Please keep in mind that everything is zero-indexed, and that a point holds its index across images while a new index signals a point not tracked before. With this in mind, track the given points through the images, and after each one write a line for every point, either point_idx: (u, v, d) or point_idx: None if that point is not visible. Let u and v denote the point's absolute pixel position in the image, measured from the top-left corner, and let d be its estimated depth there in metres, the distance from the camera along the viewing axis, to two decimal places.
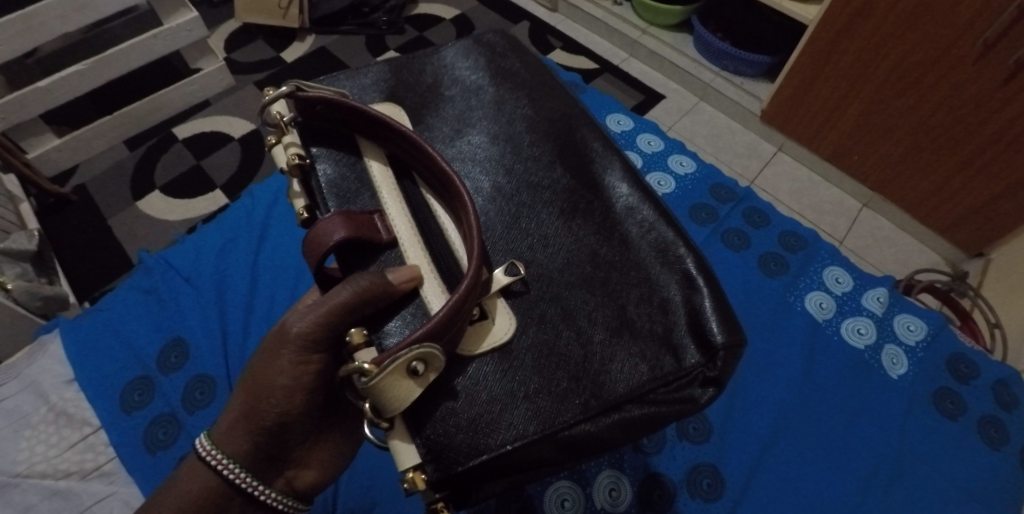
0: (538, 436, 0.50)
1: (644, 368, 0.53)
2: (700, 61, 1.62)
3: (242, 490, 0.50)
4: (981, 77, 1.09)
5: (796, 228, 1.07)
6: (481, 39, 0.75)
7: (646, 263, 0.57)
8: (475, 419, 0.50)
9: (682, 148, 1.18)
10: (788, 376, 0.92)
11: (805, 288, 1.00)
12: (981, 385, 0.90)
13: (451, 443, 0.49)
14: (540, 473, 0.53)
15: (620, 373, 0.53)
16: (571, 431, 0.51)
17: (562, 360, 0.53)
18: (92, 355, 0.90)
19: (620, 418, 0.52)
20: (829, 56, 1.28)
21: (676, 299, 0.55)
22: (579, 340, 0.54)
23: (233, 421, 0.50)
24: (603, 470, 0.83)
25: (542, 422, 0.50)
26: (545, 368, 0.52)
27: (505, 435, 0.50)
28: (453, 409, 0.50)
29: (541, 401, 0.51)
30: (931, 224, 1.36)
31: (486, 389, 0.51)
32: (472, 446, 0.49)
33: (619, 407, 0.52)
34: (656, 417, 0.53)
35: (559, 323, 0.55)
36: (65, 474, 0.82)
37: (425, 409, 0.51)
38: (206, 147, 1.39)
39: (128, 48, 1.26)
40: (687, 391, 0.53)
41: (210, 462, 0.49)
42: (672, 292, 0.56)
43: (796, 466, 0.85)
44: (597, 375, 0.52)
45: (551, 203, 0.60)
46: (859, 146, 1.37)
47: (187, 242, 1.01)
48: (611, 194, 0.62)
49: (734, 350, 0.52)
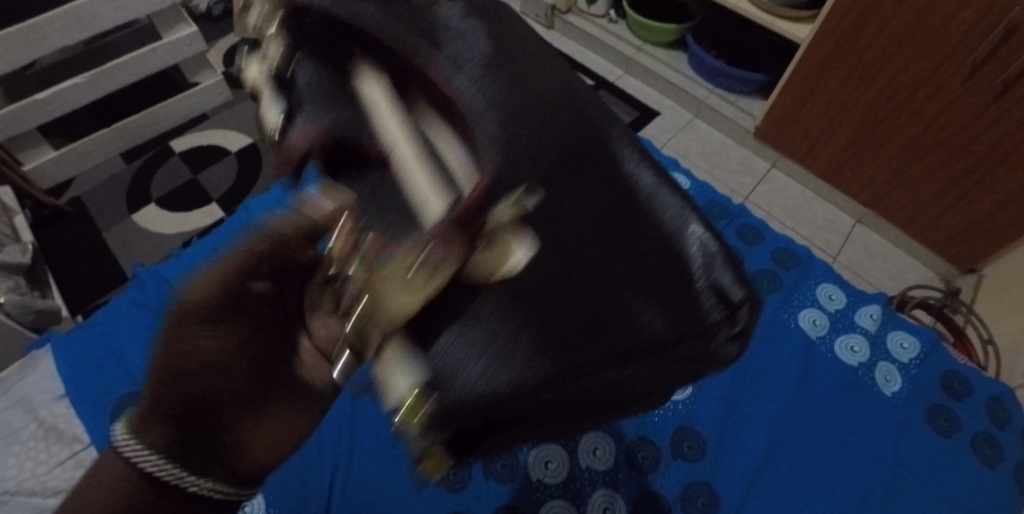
0: (556, 375, 0.38)
1: (666, 318, 0.42)
2: (694, 78, 1.64)
3: (161, 482, 0.29)
4: (970, 95, 1.11)
5: (789, 245, 1.08)
6: None
7: (655, 204, 0.45)
8: (481, 351, 0.38)
9: (675, 165, 1.19)
10: (783, 393, 0.92)
11: (798, 305, 1.01)
12: (975, 402, 0.90)
13: (457, 377, 0.37)
14: (552, 424, 0.42)
15: (644, 318, 0.42)
16: (594, 376, 0.40)
17: (578, 293, 0.42)
18: (84, 370, 0.89)
19: (641, 367, 0.42)
20: (822, 75, 1.30)
21: (693, 250, 0.44)
22: (595, 276, 0.43)
23: (147, 391, 0.31)
24: (598, 488, 0.83)
25: (559, 359, 0.39)
26: (557, 301, 0.41)
27: (516, 371, 0.37)
28: (451, 338, 0.38)
29: (557, 337, 0.40)
30: (924, 240, 1.37)
31: (489, 314, 0.38)
32: (477, 384, 0.37)
33: (644, 356, 0.42)
34: (672, 371, 0.44)
35: (574, 255, 0.43)
36: (52, 493, 0.79)
37: (417, 330, 0.37)
38: (204, 161, 1.40)
39: (128, 61, 1.26)
40: (704, 345, 0.43)
41: (122, 452, 0.30)
42: (686, 237, 0.45)
43: (791, 484, 0.85)
44: (616, 319, 0.42)
45: (548, 117, 0.45)
46: (851, 162, 1.38)
47: (182, 257, 1.02)
48: (605, 125, 0.48)
49: (751, 302, 0.44)
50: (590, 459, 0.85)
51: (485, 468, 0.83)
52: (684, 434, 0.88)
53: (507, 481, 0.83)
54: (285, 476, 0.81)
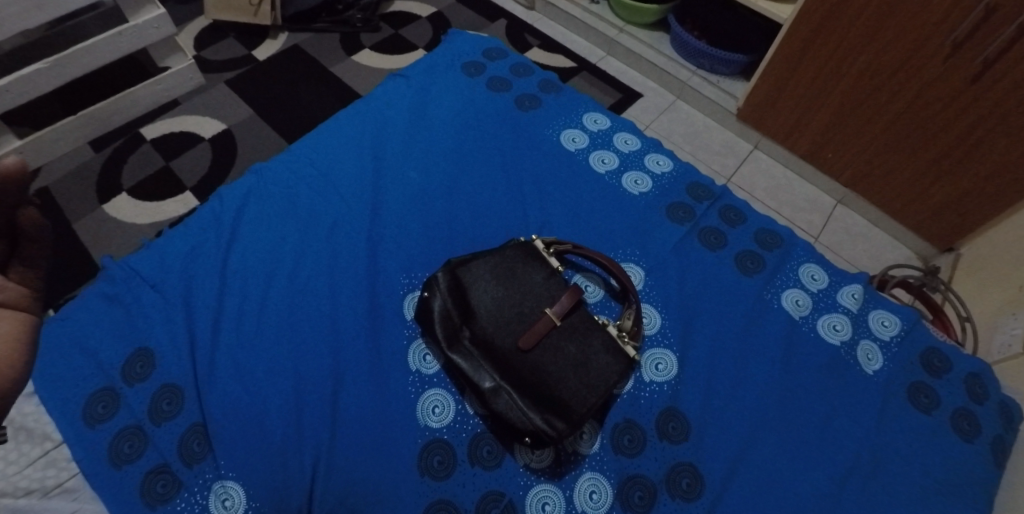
0: (510, 394, 0.82)
1: (528, 411, 0.81)
2: (677, 59, 1.62)
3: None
4: (952, 74, 1.11)
5: (771, 226, 1.08)
6: (537, 247, 0.96)
7: (519, 392, 0.83)
8: (525, 384, 0.84)
9: (658, 148, 1.18)
10: (767, 375, 0.92)
11: (781, 286, 1.01)
12: (953, 379, 0.92)
13: (533, 394, 0.83)
14: (519, 425, 0.81)
15: (507, 407, 0.82)
16: (512, 409, 0.81)
17: (527, 388, 0.83)
18: (49, 366, 0.82)
19: (508, 400, 0.82)
20: (804, 55, 1.29)
21: (497, 388, 0.83)
22: (525, 391, 0.83)
23: None
24: (583, 473, 0.83)
25: (520, 390, 0.83)
26: (525, 389, 0.83)
27: (520, 400, 0.82)
28: (517, 389, 0.83)
29: (517, 398, 0.82)
30: (902, 219, 1.38)
31: (531, 379, 0.84)
32: (552, 403, 0.83)
33: (506, 395, 0.82)
34: (523, 407, 0.82)
35: (529, 392, 0.83)
36: (24, 493, 0.74)
37: (525, 386, 0.84)
38: (176, 149, 1.38)
39: (92, 45, 1.21)
40: (507, 402, 0.82)
41: None
42: (507, 391, 0.83)
43: (774, 463, 0.85)
44: (536, 391, 0.83)
45: (559, 365, 0.85)
46: (833, 144, 1.38)
47: (153, 247, 0.94)
48: (536, 372, 0.85)
49: (498, 391, 0.83)
50: (575, 442, 0.85)
51: (469, 454, 0.83)
52: (670, 415, 0.88)
53: (493, 467, 0.82)
54: (265, 469, 0.79)
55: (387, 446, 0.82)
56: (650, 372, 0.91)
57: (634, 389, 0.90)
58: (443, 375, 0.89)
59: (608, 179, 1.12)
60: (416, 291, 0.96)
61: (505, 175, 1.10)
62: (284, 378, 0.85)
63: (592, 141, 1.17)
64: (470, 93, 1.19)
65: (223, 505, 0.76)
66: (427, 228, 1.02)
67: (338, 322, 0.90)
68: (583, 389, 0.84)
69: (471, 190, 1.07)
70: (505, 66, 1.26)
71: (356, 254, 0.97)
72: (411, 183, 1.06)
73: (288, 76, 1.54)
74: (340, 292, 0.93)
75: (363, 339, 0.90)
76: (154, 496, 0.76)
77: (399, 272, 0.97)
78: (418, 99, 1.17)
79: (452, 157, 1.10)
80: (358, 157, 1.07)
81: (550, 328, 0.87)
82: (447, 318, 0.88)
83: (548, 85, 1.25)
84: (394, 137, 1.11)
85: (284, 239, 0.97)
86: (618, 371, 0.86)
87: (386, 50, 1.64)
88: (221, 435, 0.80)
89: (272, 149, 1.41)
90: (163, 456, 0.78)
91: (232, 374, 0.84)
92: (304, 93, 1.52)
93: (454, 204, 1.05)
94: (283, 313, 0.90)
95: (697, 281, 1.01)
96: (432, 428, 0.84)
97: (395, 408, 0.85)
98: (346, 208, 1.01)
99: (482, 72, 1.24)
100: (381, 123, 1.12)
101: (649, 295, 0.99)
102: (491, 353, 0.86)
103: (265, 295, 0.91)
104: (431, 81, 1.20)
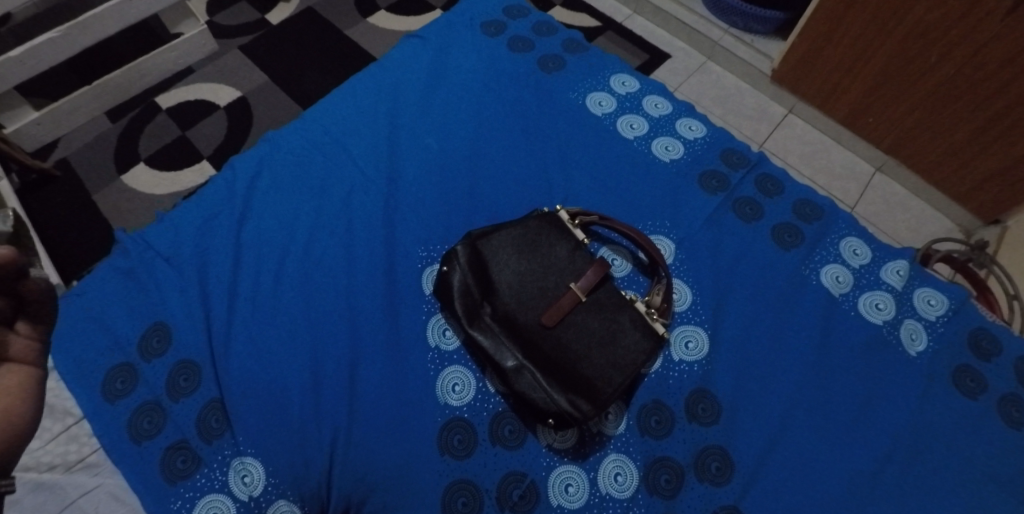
0: (532, 375, 0.79)
1: (549, 391, 0.78)
2: (709, 17, 1.52)
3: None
4: (1007, 35, 1.01)
5: (812, 197, 1.01)
6: (561, 218, 0.91)
7: (541, 371, 0.80)
8: (548, 364, 0.81)
9: (690, 112, 1.11)
10: (802, 355, 0.88)
11: (820, 261, 0.95)
12: (1003, 363, 0.86)
13: (555, 374, 0.80)
14: (540, 406, 0.78)
15: (528, 387, 0.79)
16: (534, 388, 0.79)
17: (550, 368, 0.80)
18: (69, 342, 0.82)
19: (529, 379, 0.79)
20: (845, 13, 1.20)
21: (516, 368, 0.80)
22: (548, 371, 0.80)
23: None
24: (608, 454, 0.80)
25: (541, 369, 0.80)
26: (548, 369, 0.80)
27: (543, 379, 0.79)
28: (539, 367, 0.80)
29: (539, 378, 0.79)
30: (949, 190, 1.30)
31: (554, 358, 0.81)
32: (576, 383, 0.80)
33: (527, 374, 0.80)
34: (544, 388, 0.79)
35: (552, 372, 0.80)
36: (47, 468, 0.74)
37: (548, 365, 0.81)
38: (191, 118, 1.35)
39: (103, 12, 1.17)
40: (528, 381, 0.79)
41: None
42: (527, 371, 0.80)
43: (808, 448, 0.81)
44: (559, 371, 0.80)
45: (584, 345, 0.82)
46: (874, 108, 1.30)
47: (168, 219, 0.92)
48: (560, 351, 0.82)
49: (520, 372, 0.80)
50: (600, 422, 0.82)
51: (491, 433, 0.81)
52: (700, 397, 0.84)
53: (515, 447, 0.80)
54: (284, 446, 0.78)
55: (407, 427, 0.80)
56: (680, 351, 0.88)
57: (662, 369, 0.86)
58: (463, 352, 0.87)
59: (637, 145, 1.06)
60: (435, 265, 0.93)
61: (528, 142, 1.05)
62: (300, 357, 0.83)
63: (620, 104, 1.11)
64: (493, 54, 1.13)
65: (242, 481, 0.76)
66: (445, 198, 0.98)
67: (355, 297, 0.88)
68: (608, 367, 0.80)
69: (491, 158, 1.03)
70: (528, 25, 1.19)
71: (372, 226, 0.94)
72: (429, 151, 1.01)
73: (302, 40, 1.49)
74: (356, 267, 0.90)
75: (380, 315, 0.87)
76: (174, 472, 0.75)
77: (417, 245, 0.94)
78: (437, 61, 1.11)
79: (471, 123, 1.05)
80: (375, 123, 1.03)
81: (575, 304, 0.84)
82: (467, 293, 0.84)
83: (573, 45, 1.18)
84: (411, 102, 1.06)
85: (298, 212, 0.94)
86: (646, 349, 0.82)
87: (402, 12, 1.57)
88: (240, 413, 0.79)
89: (286, 117, 1.37)
90: (181, 432, 0.78)
91: (248, 351, 0.83)
92: (319, 58, 1.47)
93: (474, 174, 1.01)
94: (298, 290, 0.88)
95: (729, 256, 0.96)
96: (452, 406, 0.82)
97: (414, 385, 0.83)
98: (362, 179, 0.97)
99: (503, 32, 1.17)
100: (397, 88, 1.07)
101: (679, 270, 0.95)
102: (512, 329, 0.83)
103: (279, 270, 0.89)
104: (450, 42, 1.14)
